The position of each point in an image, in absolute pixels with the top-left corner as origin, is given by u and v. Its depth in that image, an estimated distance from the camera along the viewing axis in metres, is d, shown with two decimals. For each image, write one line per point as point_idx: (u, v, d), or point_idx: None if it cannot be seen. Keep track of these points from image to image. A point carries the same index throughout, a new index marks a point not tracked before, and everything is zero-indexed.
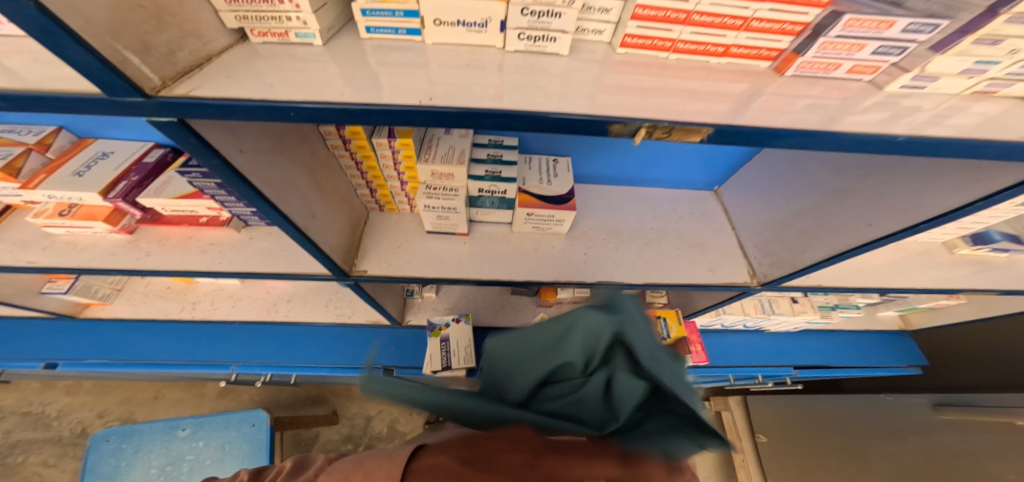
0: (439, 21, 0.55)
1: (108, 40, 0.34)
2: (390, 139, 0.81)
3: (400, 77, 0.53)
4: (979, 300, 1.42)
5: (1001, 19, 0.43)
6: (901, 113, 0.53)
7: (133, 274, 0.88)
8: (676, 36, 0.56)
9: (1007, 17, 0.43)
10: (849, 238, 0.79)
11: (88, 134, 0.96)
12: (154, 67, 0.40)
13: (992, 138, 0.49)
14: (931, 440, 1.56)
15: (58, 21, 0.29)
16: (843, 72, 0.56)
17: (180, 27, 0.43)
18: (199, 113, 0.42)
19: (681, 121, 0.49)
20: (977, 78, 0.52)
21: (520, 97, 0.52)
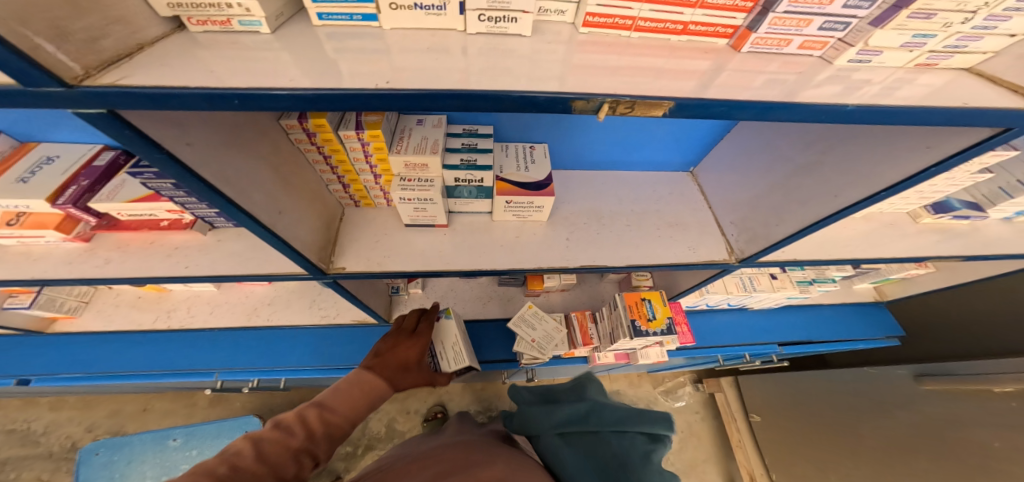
0: (395, 5, 0.53)
1: (14, 25, 0.32)
2: (358, 131, 0.78)
3: (352, 63, 0.51)
4: (948, 268, 1.48)
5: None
6: (855, 84, 0.54)
7: (94, 282, 0.84)
8: (636, 14, 0.55)
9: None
10: (817, 209, 0.80)
11: (28, 138, 0.90)
12: (75, 55, 0.37)
13: (940, 105, 0.50)
14: (918, 410, 1.61)
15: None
16: (795, 47, 0.57)
17: (104, 14, 0.40)
18: (131, 103, 0.39)
19: (643, 95, 0.49)
20: (918, 51, 0.54)
21: (481, 79, 0.51)
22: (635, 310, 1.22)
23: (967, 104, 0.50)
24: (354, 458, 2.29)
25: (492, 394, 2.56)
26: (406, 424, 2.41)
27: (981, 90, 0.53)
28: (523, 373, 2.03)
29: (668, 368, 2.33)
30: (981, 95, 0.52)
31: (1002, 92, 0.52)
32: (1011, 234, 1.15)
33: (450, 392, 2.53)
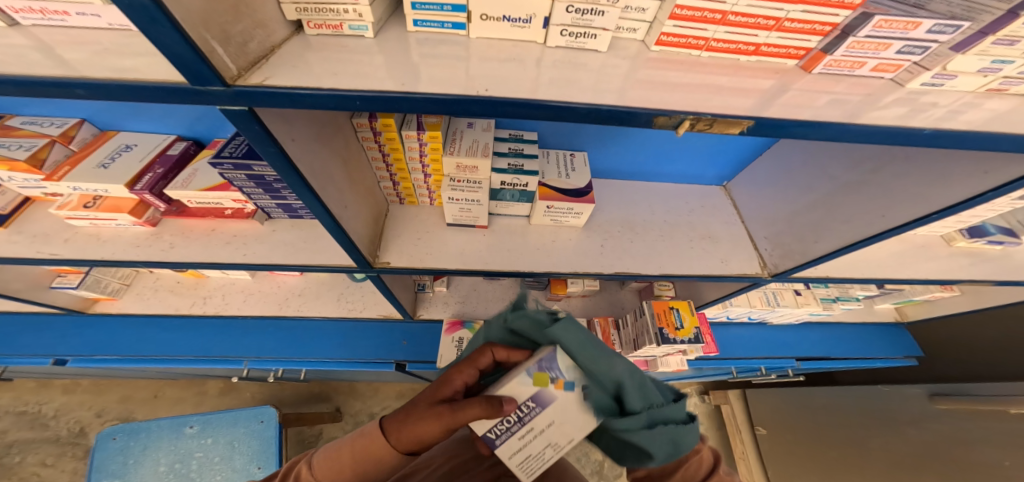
0: (486, 16, 0.57)
1: (200, 30, 0.36)
2: (419, 132, 0.82)
3: (448, 70, 0.55)
4: (973, 291, 1.49)
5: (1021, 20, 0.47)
6: (920, 108, 0.56)
7: (156, 265, 0.88)
8: (710, 35, 0.58)
9: None
10: (861, 228, 0.82)
11: (108, 127, 0.95)
12: (233, 57, 0.42)
13: (1005, 132, 0.53)
14: (927, 428, 1.66)
15: (163, 11, 0.31)
16: (867, 70, 0.59)
17: (252, 18, 0.44)
18: (271, 101, 0.43)
19: (722, 113, 0.52)
20: (991, 77, 0.56)
21: (567, 91, 0.54)
22: (662, 318, 1.24)
23: None
24: None
25: None
26: None
27: None
28: None
29: (679, 378, 2.34)
30: None
31: None
32: None
33: None
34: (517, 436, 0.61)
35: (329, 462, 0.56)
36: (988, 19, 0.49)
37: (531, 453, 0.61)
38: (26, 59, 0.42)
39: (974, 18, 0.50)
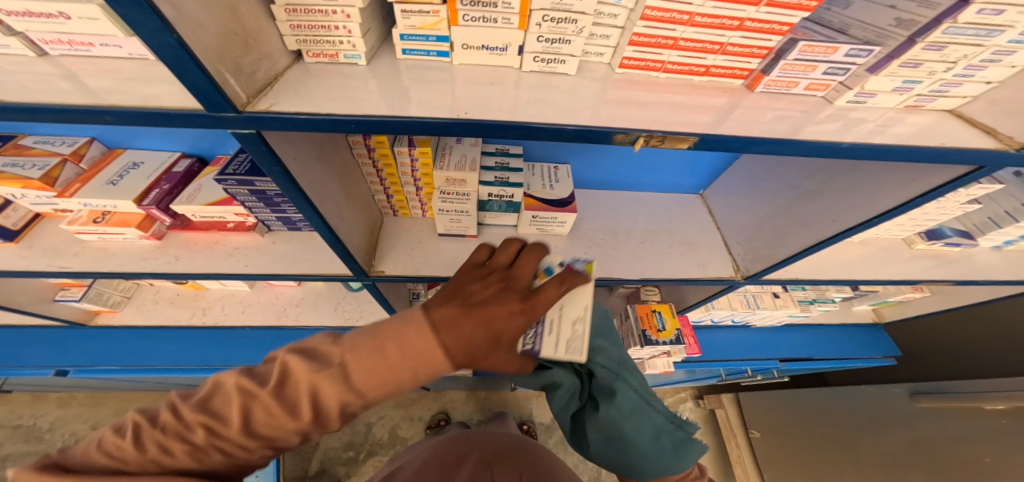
0: (467, 45, 0.64)
1: (215, 64, 0.42)
2: (410, 148, 0.89)
3: (434, 94, 0.62)
4: (943, 292, 1.56)
5: (919, 45, 0.55)
6: (851, 123, 0.64)
7: (162, 277, 0.93)
8: (666, 58, 0.66)
9: (922, 45, 0.55)
10: (818, 232, 0.89)
11: (116, 145, 1.01)
12: (243, 86, 0.48)
13: (921, 145, 0.61)
14: (913, 428, 1.70)
15: (189, 51, 0.38)
16: (801, 88, 0.67)
17: (259, 51, 0.51)
18: (275, 125, 0.49)
19: (672, 131, 0.59)
20: (907, 95, 0.64)
21: (539, 111, 0.61)
22: (644, 320, 1.29)
23: (944, 144, 0.61)
24: (357, 464, 2.31)
25: (496, 404, 2.59)
26: (410, 432, 2.44)
27: (960, 131, 0.63)
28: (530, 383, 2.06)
29: (671, 382, 2.38)
30: (958, 136, 0.62)
31: (977, 133, 0.62)
32: (997, 261, 1.25)
33: (454, 401, 2.56)
34: (547, 333, 0.65)
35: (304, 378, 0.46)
36: (894, 44, 0.58)
37: (565, 337, 0.65)
38: (59, 89, 0.48)
39: (883, 43, 0.59)
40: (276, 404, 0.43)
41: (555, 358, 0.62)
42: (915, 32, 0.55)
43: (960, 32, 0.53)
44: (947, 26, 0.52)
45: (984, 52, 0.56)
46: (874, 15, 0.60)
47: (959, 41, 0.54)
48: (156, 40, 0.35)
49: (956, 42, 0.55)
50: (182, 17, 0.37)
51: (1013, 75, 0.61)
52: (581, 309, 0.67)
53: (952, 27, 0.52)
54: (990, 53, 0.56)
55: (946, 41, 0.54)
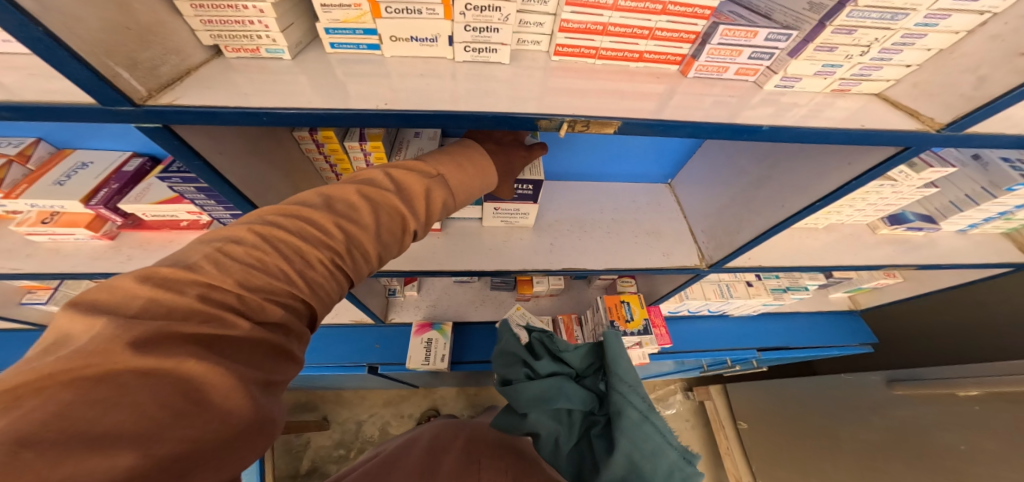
0: (395, 37, 0.64)
1: (102, 58, 0.42)
2: (361, 142, 0.88)
3: (362, 86, 0.61)
4: (915, 277, 1.57)
5: (828, 29, 0.55)
6: (781, 108, 0.64)
7: (116, 276, 0.92)
8: (599, 44, 0.65)
9: (832, 28, 0.55)
10: (767, 218, 0.89)
11: (65, 145, 1.00)
12: (141, 80, 0.47)
13: (846, 128, 0.61)
14: (890, 415, 1.71)
15: (59, 42, 0.37)
16: (731, 74, 0.66)
17: (162, 45, 0.50)
18: (180, 119, 0.49)
19: (596, 115, 0.59)
20: (830, 79, 0.64)
21: (467, 101, 0.61)
22: (614, 312, 1.30)
23: (864, 126, 0.61)
24: (345, 461, 2.33)
25: (484, 399, 2.60)
26: (398, 429, 2.45)
27: (885, 114, 0.63)
28: None
29: (657, 374, 2.40)
30: (884, 119, 0.62)
31: (900, 116, 0.62)
32: (961, 244, 1.25)
33: (442, 397, 2.57)
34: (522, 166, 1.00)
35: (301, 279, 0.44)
36: (808, 28, 0.58)
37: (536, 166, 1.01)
38: None
39: (799, 27, 0.59)
40: (273, 287, 0.42)
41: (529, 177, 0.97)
42: (824, 15, 0.55)
43: (865, 15, 0.53)
44: (850, 9, 0.52)
45: (893, 35, 0.56)
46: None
47: (865, 25, 0.55)
48: (19, 33, 0.34)
49: (864, 26, 0.55)
50: (49, 8, 0.36)
51: (930, 57, 0.60)
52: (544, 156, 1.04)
53: (855, 10, 0.52)
54: (900, 37, 0.56)
55: (855, 24, 0.54)
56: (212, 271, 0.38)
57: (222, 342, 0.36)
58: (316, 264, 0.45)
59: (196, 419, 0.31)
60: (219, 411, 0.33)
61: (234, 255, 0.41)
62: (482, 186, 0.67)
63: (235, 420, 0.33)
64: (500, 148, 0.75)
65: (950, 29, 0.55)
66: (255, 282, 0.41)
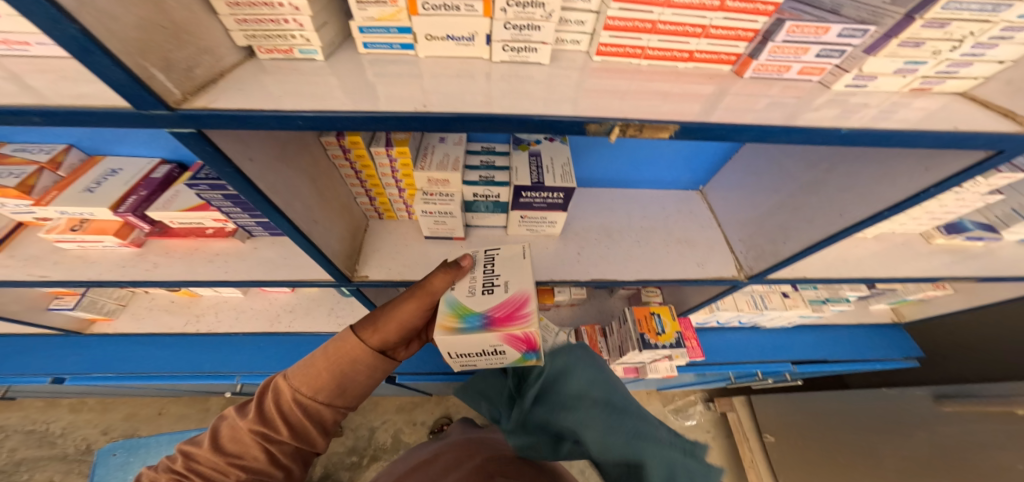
0: (430, 36, 0.60)
1: (139, 59, 0.40)
2: (388, 148, 0.85)
3: (391, 88, 0.57)
4: (966, 289, 1.46)
5: (918, 23, 0.51)
6: (852, 108, 0.58)
7: (140, 284, 0.91)
8: (646, 43, 0.61)
9: (922, 21, 0.51)
10: (822, 228, 0.83)
11: (95, 152, 0.99)
12: (177, 82, 0.46)
13: (934, 128, 0.55)
14: (938, 432, 1.58)
15: (96, 43, 0.36)
16: (794, 73, 0.62)
17: (196, 45, 0.48)
18: (213, 123, 0.47)
19: (651, 119, 0.54)
20: (911, 77, 0.59)
21: (504, 102, 0.57)
22: (644, 323, 1.24)
23: (957, 128, 0.54)
24: (360, 469, 2.30)
25: None
26: (412, 436, 2.43)
27: (976, 114, 0.57)
28: None
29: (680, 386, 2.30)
30: (973, 120, 0.56)
31: (994, 116, 0.56)
32: None
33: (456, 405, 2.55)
34: (547, 172, 0.96)
35: (300, 365, 0.63)
36: (891, 23, 0.54)
37: (561, 172, 0.96)
38: None
39: (878, 22, 0.55)
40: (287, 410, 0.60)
41: (554, 184, 0.92)
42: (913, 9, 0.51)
43: (962, 7, 0.49)
44: (946, 2, 0.48)
45: (992, 28, 0.52)
46: None
47: (962, 18, 0.51)
48: (54, 30, 0.33)
49: (959, 19, 0.51)
50: (88, 8, 0.35)
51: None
52: (566, 161, 1.00)
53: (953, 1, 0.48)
54: (999, 30, 0.52)
55: (949, 17, 0.50)
56: (270, 405, 0.60)
57: (280, 414, 0.60)
58: (291, 407, 0.60)
59: (264, 421, 0.59)
60: (287, 412, 0.60)
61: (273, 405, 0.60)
62: (365, 359, 0.64)
63: (294, 416, 0.60)
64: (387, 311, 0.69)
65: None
66: (273, 411, 0.60)
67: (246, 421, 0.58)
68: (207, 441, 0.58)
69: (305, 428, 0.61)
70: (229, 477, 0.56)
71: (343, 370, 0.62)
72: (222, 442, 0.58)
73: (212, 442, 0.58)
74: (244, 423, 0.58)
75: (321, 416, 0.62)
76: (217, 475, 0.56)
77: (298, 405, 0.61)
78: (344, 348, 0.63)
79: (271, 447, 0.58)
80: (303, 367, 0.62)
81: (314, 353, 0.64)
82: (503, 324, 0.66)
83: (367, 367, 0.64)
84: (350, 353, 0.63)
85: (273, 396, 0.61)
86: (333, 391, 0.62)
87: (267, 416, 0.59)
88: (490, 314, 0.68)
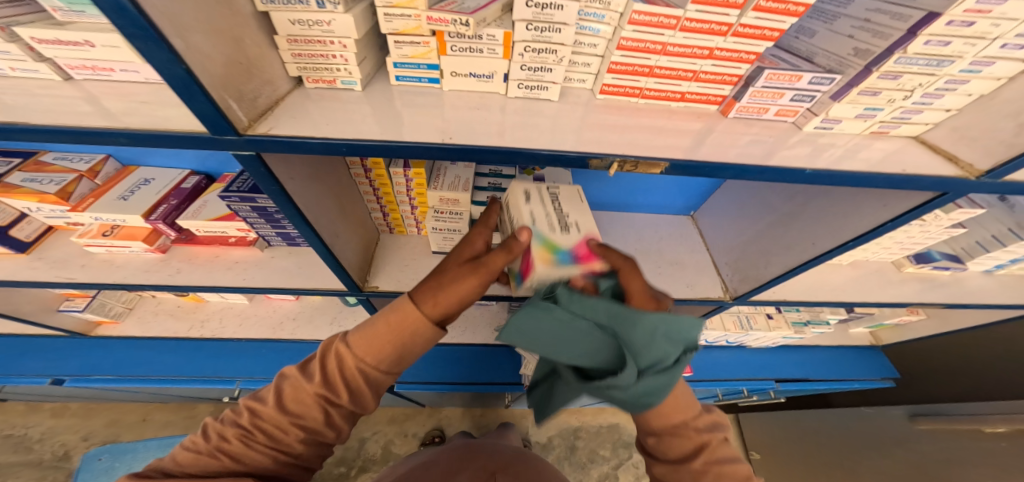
0: (455, 73, 0.69)
1: (221, 92, 0.48)
2: (405, 169, 0.92)
3: (420, 118, 0.65)
4: (938, 315, 1.56)
5: (874, 75, 0.59)
6: (820, 148, 0.68)
7: (163, 289, 0.95)
8: (643, 85, 0.70)
9: (877, 74, 0.59)
10: (799, 255, 0.93)
11: (130, 162, 1.06)
12: (245, 111, 0.53)
13: (887, 171, 0.64)
14: (913, 449, 1.66)
15: (196, 81, 0.42)
16: (772, 114, 0.71)
17: (262, 78, 0.56)
18: (273, 148, 0.54)
19: (645, 157, 0.63)
20: (870, 122, 0.69)
21: (518, 135, 0.65)
22: None
23: (908, 171, 0.64)
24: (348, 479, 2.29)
25: (490, 421, 2.58)
26: (403, 447, 2.43)
27: (927, 158, 0.67)
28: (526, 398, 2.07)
29: None
30: (924, 163, 0.66)
31: (941, 161, 0.66)
32: (990, 285, 1.25)
33: (448, 417, 2.57)
34: None
35: (361, 332, 0.64)
36: (853, 72, 0.62)
37: None
38: (81, 111, 0.52)
39: (843, 71, 0.63)
40: (346, 378, 0.63)
41: None
42: (871, 61, 0.59)
43: (912, 63, 0.57)
44: (895, 59, 0.56)
45: (937, 80, 0.60)
46: (835, 45, 0.66)
47: (912, 72, 0.58)
48: (166, 70, 0.40)
49: (908, 73, 0.59)
50: (192, 50, 0.42)
51: (970, 103, 0.64)
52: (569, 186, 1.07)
53: (903, 58, 0.56)
54: (944, 83, 0.60)
55: (901, 71, 0.58)
56: (332, 370, 0.63)
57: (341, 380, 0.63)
58: (351, 375, 0.63)
59: (326, 385, 0.62)
60: (347, 379, 0.63)
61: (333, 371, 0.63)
62: (423, 333, 0.64)
63: (354, 382, 0.63)
64: (439, 283, 0.64)
65: (969, 91, 0.62)
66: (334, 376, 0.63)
67: (311, 385, 0.61)
68: (274, 397, 0.62)
69: (363, 393, 0.64)
70: (292, 433, 0.61)
71: (404, 342, 0.64)
72: (284, 402, 0.62)
73: (278, 400, 0.61)
74: (309, 387, 0.61)
75: (377, 383, 0.65)
76: (282, 432, 0.61)
77: (357, 373, 0.63)
78: (406, 320, 0.63)
79: (332, 409, 0.62)
80: (365, 335, 0.63)
81: (374, 321, 0.64)
82: (589, 260, 0.67)
83: (426, 339, 0.65)
84: (411, 325, 0.63)
85: (334, 360, 0.63)
86: (393, 360, 0.64)
87: (326, 382, 0.62)
88: (576, 249, 0.68)
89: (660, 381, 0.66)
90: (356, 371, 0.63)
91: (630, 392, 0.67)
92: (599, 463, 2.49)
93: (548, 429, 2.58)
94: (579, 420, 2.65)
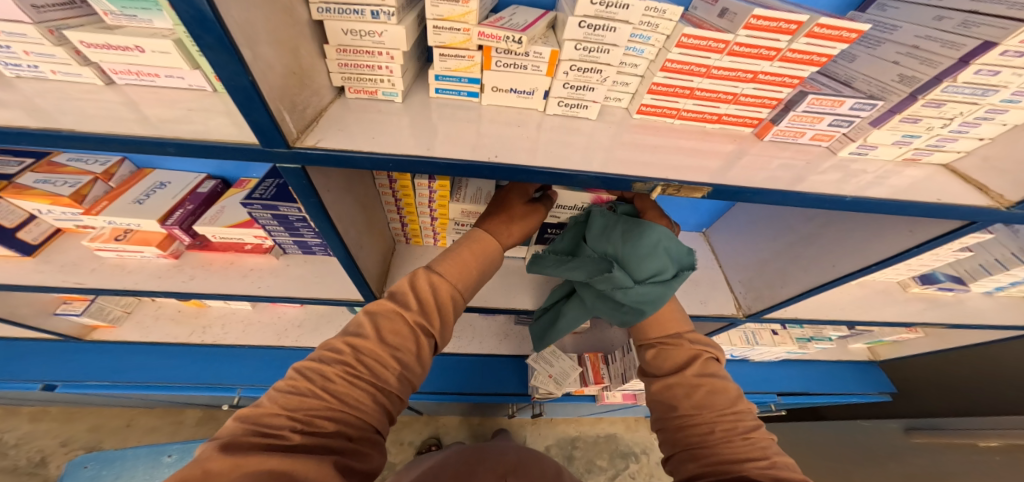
0: (496, 88, 0.69)
1: (277, 104, 0.48)
2: (430, 181, 0.90)
3: (455, 130, 0.65)
4: (936, 334, 1.61)
5: (918, 102, 0.62)
6: (850, 175, 0.69)
7: (176, 296, 0.93)
8: (681, 106, 0.71)
9: (923, 102, 0.62)
10: (817, 276, 0.95)
11: (146, 165, 1.03)
12: (296, 122, 0.53)
13: (919, 199, 0.66)
14: (907, 462, 1.70)
15: (259, 93, 0.43)
16: (807, 138, 0.73)
17: (310, 87, 0.56)
18: (320, 161, 0.54)
19: (687, 180, 0.64)
20: (906, 148, 0.71)
21: (559, 152, 0.65)
22: None
23: (940, 200, 0.66)
24: None
25: (488, 430, 2.55)
26: (399, 456, 2.39)
27: (957, 187, 0.69)
28: (529, 409, 2.05)
29: None
30: (955, 193, 0.68)
31: (972, 190, 0.68)
32: (990, 306, 1.30)
33: (445, 425, 2.53)
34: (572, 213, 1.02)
35: (448, 261, 0.68)
36: (896, 99, 0.65)
37: None
38: (125, 117, 0.51)
39: (886, 97, 0.66)
40: (438, 307, 0.64)
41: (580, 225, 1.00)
42: (917, 89, 0.62)
43: (958, 91, 0.60)
44: (942, 88, 0.59)
45: (979, 109, 0.62)
46: (878, 72, 0.69)
47: (955, 100, 0.61)
48: (232, 81, 0.41)
49: (952, 101, 0.61)
50: (258, 61, 0.42)
51: (1004, 132, 0.67)
52: None
53: (951, 86, 0.59)
54: (984, 112, 0.63)
55: (945, 99, 0.61)
56: (425, 299, 0.63)
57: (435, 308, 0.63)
58: (445, 302, 0.64)
59: (424, 313, 0.62)
60: (439, 308, 0.64)
61: (425, 300, 0.63)
62: (497, 260, 0.74)
63: (446, 311, 0.64)
64: (512, 220, 0.78)
65: (1003, 122, 0.65)
66: (427, 306, 0.63)
67: (412, 313, 0.60)
68: (370, 331, 0.58)
69: (450, 322, 0.66)
70: (393, 368, 0.56)
71: (486, 266, 0.72)
72: (385, 334, 0.58)
73: (378, 332, 0.58)
74: (410, 313, 0.60)
75: (459, 312, 0.68)
76: (381, 367, 0.55)
77: (449, 300, 0.65)
78: (490, 245, 0.73)
79: (429, 337, 0.61)
80: (453, 262, 0.68)
81: (459, 251, 0.71)
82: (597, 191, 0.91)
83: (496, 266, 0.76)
84: (492, 251, 0.73)
85: (426, 287, 0.64)
86: (475, 285, 0.71)
87: (423, 309, 0.62)
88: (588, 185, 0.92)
89: (657, 288, 0.77)
90: (447, 299, 0.65)
91: (631, 294, 0.79)
92: (596, 474, 2.48)
93: (546, 438, 2.56)
94: (577, 429, 2.64)
